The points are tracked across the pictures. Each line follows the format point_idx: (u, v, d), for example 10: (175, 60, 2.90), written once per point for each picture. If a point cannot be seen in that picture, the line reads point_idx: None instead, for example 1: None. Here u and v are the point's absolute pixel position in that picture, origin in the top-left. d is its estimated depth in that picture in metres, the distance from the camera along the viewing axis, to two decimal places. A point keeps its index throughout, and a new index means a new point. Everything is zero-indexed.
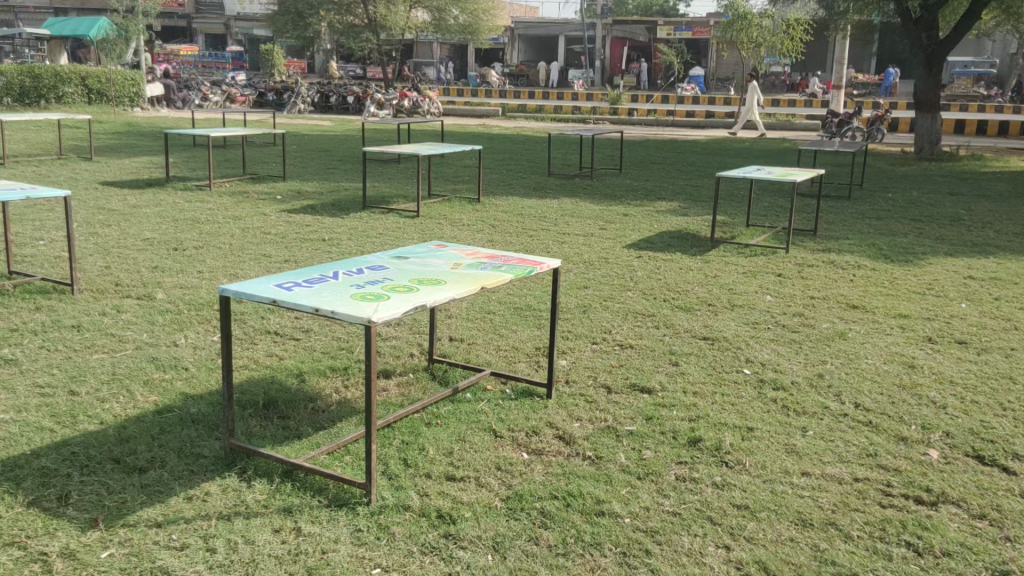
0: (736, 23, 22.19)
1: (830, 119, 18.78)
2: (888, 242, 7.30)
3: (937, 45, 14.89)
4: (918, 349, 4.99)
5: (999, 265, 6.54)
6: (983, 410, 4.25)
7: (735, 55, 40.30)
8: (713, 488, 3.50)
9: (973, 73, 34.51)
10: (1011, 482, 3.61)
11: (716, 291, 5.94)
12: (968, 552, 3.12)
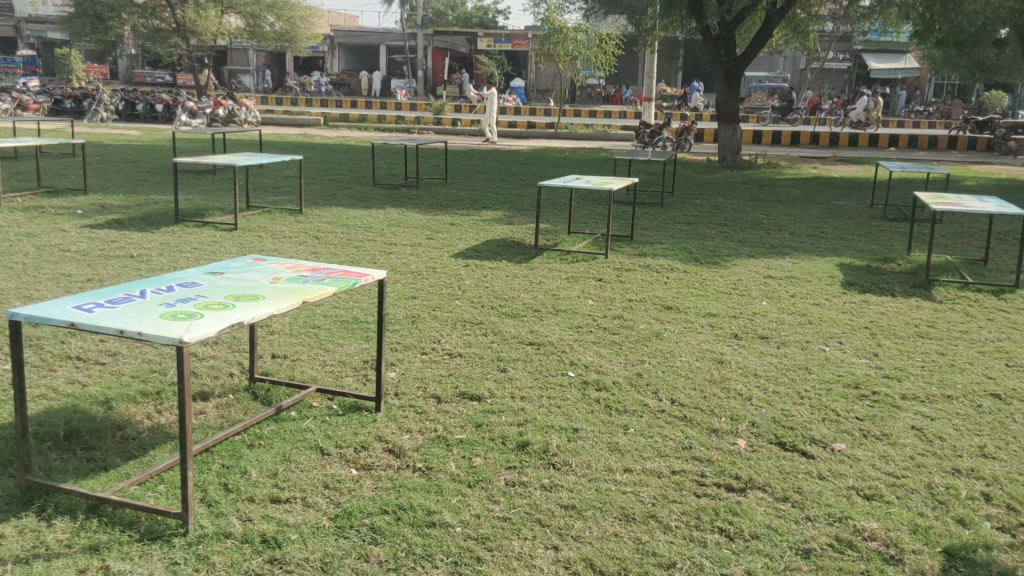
0: (552, 36, 22.83)
1: (642, 130, 19.77)
2: (697, 245, 7.76)
3: (734, 61, 16.01)
4: (726, 344, 5.33)
5: (794, 264, 7.11)
6: (784, 399, 4.60)
7: (553, 67, 41.53)
8: (541, 490, 3.57)
9: (768, 87, 37.45)
10: (810, 466, 3.93)
11: (541, 296, 6.10)
12: (774, 533, 3.37)
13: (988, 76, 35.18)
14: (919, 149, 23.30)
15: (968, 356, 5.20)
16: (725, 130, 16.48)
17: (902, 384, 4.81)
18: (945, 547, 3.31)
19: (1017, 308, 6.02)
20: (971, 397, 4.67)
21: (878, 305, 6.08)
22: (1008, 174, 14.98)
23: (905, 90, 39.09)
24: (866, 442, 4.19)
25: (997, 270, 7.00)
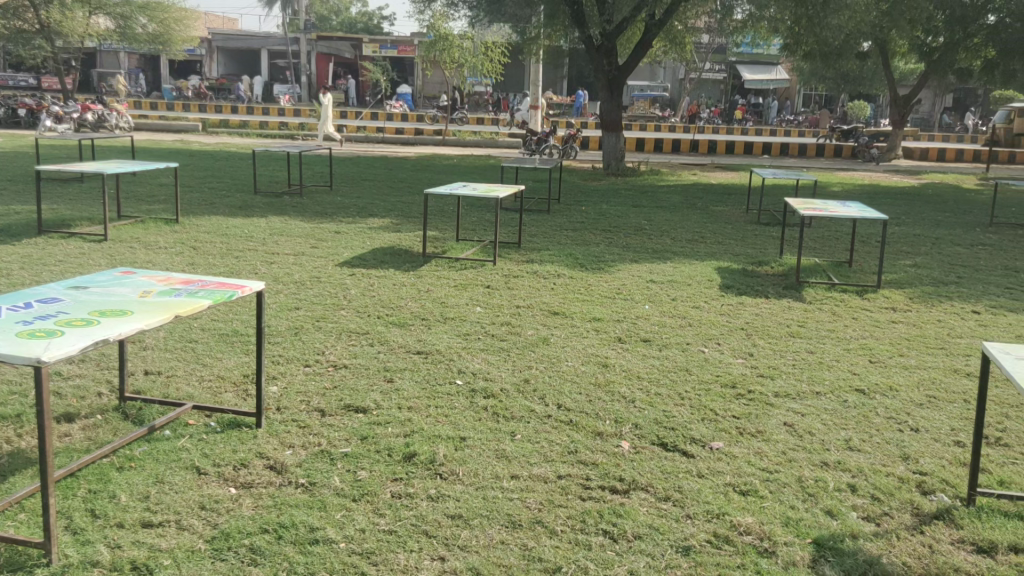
0: (438, 44, 22.80)
1: (529, 137, 19.99)
2: (583, 251, 7.90)
3: (616, 70, 16.40)
4: (611, 348, 5.44)
5: (675, 269, 7.34)
6: (666, 401, 4.72)
7: (440, 74, 41.55)
8: (428, 501, 3.55)
9: (650, 96, 38.56)
10: (690, 465, 4.05)
11: (429, 304, 6.07)
12: (655, 532, 3.46)
13: (853, 87, 37.35)
14: (790, 156, 24.53)
15: (835, 353, 5.48)
16: (609, 138, 16.87)
17: (775, 382, 5.03)
18: (815, 538, 3.48)
19: (878, 307, 6.39)
20: (838, 392, 4.92)
21: (754, 307, 6.34)
22: (870, 180, 15.93)
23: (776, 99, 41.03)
24: (743, 439, 4.35)
25: (861, 271, 7.41)
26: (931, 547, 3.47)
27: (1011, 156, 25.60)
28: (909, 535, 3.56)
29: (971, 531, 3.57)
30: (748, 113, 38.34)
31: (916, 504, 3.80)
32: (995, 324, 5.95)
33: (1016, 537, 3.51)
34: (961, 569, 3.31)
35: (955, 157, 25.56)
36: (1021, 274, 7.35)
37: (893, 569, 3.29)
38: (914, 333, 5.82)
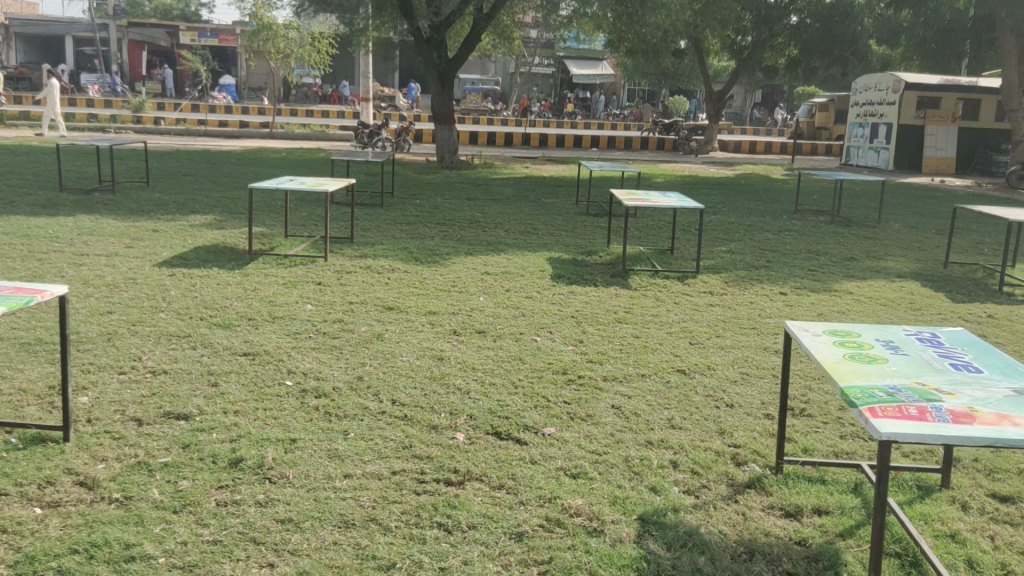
0: (261, 33, 21.98)
1: (360, 130, 19.71)
2: (417, 245, 7.87)
3: (446, 63, 16.44)
4: (446, 342, 5.45)
5: (508, 260, 7.45)
6: (500, 390, 4.79)
7: (265, 65, 40.21)
8: (255, 507, 3.43)
9: (482, 90, 38.94)
10: (523, 452, 4.13)
11: (256, 304, 5.87)
12: (490, 521, 3.50)
13: (672, 83, 39.32)
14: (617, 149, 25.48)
15: (659, 336, 5.75)
16: (442, 131, 16.91)
17: (603, 366, 5.23)
18: (641, 515, 3.64)
19: (697, 291, 6.76)
20: (661, 373, 5.18)
21: (583, 295, 6.53)
22: (690, 171, 16.84)
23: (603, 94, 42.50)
24: (573, 424, 4.48)
25: (682, 258, 7.81)
26: (744, 514, 3.72)
27: (813, 148, 27.83)
28: (725, 505, 3.80)
29: (780, 497, 3.85)
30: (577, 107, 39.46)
31: (731, 474, 4.06)
32: (800, 303, 6.43)
33: (818, 500, 3.82)
34: (771, 533, 3.57)
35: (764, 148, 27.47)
36: (821, 257, 7.99)
37: (711, 538, 3.50)
38: (729, 315, 6.20)
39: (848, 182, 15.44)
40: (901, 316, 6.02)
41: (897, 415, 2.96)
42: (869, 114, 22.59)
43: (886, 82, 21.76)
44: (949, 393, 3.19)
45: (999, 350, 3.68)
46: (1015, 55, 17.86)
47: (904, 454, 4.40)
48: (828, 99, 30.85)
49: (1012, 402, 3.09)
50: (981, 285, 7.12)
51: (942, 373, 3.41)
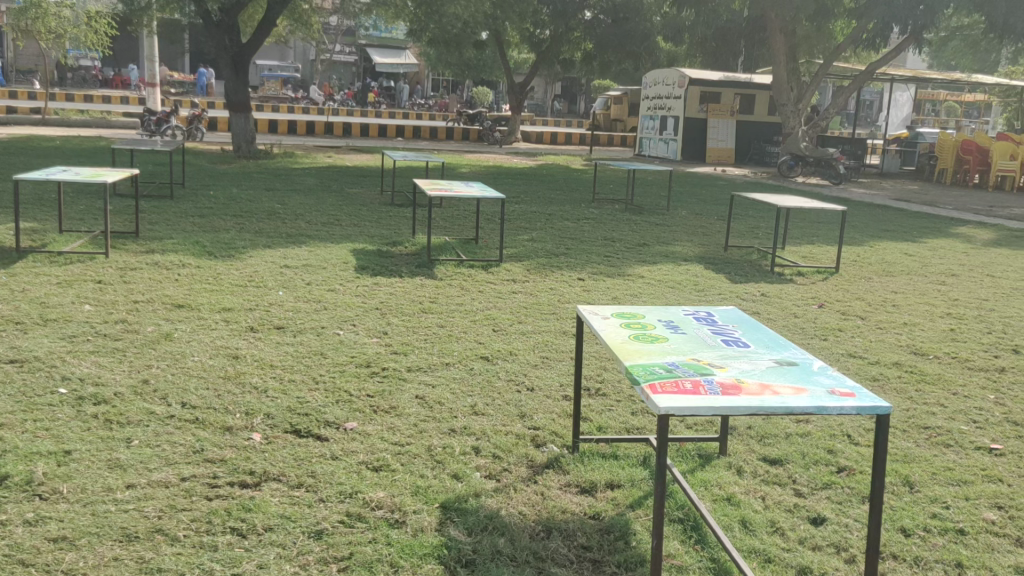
0: (28, 11, 19.96)
1: (146, 117, 18.50)
2: (211, 238, 7.50)
3: (238, 47, 15.71)
4: (242, 339, 5.24)
5: (310, 253, 7.25)
6: (299, 387, 4.66)
7: (35, 46, 36.83)
8: (24, 528, 3.14)
9: (280, 76, 37.70)
10: (323, 448, 4.05)
11: (25, 306, 5.37)
12: (287, 522, 3.40)
13: (476, 74, 39.83)
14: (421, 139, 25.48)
15: (463, 325, 5.81)
16: (238, 119, 16.19)
17: (407, 357, 5.21)
18: (442, 502, 3.67)
19: (500, 280, 6.88)
20: (465, 361, 5.23)
21: (387, 287, 6.48)
22: (493, 162, 17.16)
23: (407, 83, 42.36)
24: (376, 416, 4.44)
25: (486, 247, 7.93)
26: (543, 494, 3.84)
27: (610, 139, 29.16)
28: (524, 486, 3.90)
29: (576, 475, 4.01)
30: (381, 96, 39.12)
31: (531, 456, 4.17)
32: (596, 288, 6.71)
33: (611, 474, 4.01)
34: (567, 510, 3.70)
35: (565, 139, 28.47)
36: (617, 243, 8.39)
37: (511, 520, 3.59)
38: (530, 302, 6.36)
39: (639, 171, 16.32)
40: (687, 298, 6.42)
41: (675, 390, 3.16)
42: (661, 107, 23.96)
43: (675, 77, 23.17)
44: (721, 366, 3.45)
45: (765, 327, 4.01)
46: (782, 55, 19.53)
47: (688, 426, 4.71)
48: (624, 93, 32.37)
49: (773, 373, 3.38)
50: (755, 266, 7.74)
51: (716, 349, 3.68)
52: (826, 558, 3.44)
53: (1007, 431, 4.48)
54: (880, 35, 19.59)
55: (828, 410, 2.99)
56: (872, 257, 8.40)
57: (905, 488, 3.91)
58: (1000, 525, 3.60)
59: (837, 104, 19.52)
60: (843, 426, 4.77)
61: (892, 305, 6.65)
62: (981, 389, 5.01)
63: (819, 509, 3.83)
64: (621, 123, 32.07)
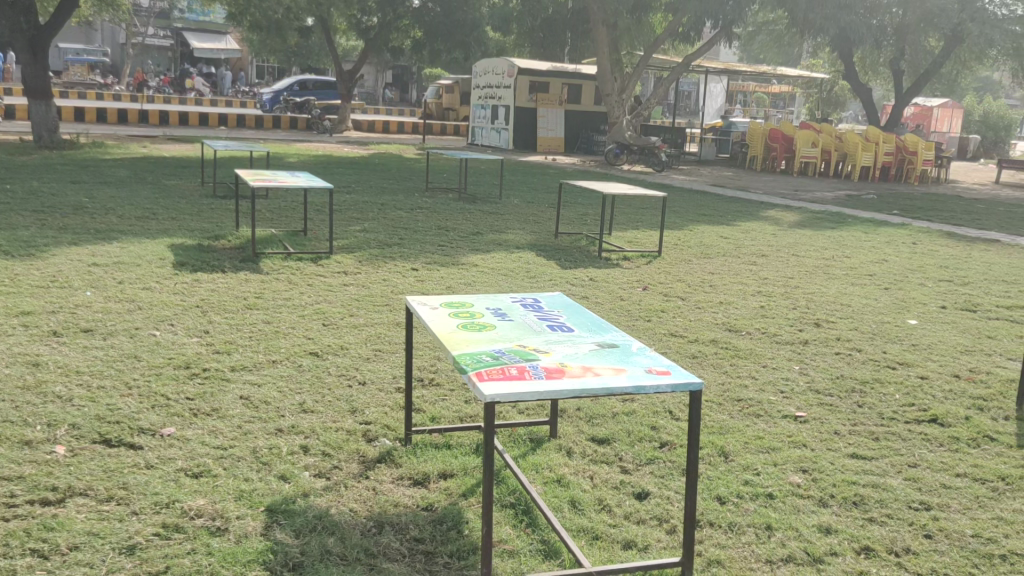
0: None
1: None
2: (7, 236, 6.87)
3: (36, 29, 14.51)
4: (43, 345, 4.83)
5: (122, 249, 6.80)
6: (109, 393, 4.35)
7: None
8: None
9: (87, 62, 35.18)
10: (137, 458, 3.80)
11: None
12: (96, 538, 3.17)
13: (302, 60, 38.76)
14: (246, 127, 24.53)
15: (291, 321, 5.62)
16: (38, 107, 14.94)
17: (231, 356, 4.98)
18: (268, 506, 3.53)
19: (330, 273, 6.71)
20: (292, 358, 5.06)
21: (209, 282, 6.18)
22: (322, 151, 16.76)
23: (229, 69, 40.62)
24: (196, 420, 4.22)
25: (314, 239, 7.73)
26: (374, 489, 3.77)
27: (444, 129, 29.19)
28: (355, 483, 3.82)
29: (408, 467, 3.97)
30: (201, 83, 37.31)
31: (362, 452, 4.09)
32: (429, 278, 6.67)
33: (443, 465, 4.00)
34: (399, 504, 3.66)
35: (398, 129, 28.23)
36: (449, 232, 8.38)
37: (341, 518, 3.50)
38: (362, 294, 6.24)
39: (471, 161, 16.43)
40: (518, 285, 6.51)
41: (501, 376, 3.19)
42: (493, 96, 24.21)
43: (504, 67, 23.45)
44: (546, 351, 3.51)
45: (588, 311, 4.12)
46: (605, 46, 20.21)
47: (520, 411, 4.78)
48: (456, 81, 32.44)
49: (595, 356, 3.48)
50: (584, 252, 7.95)
51: (541, 334, 3.74)
52: (650, 531, 3.57)
53: (810, 398, 4.83)
54: (695, 28, 20.65)
55: (645, 389, 3.11)
56: (691, 240, 8.85)
57: (721, 458, 4.14)
58: (804, 486, 3.87)
59: (658, 94, 20.40)
60: (666, 403, 4.99)
61: (709, 285, 7.01)
62: (788, 361, 5.37)
63: (643, 484, 3.98)
64: (454, 113, 32.15)
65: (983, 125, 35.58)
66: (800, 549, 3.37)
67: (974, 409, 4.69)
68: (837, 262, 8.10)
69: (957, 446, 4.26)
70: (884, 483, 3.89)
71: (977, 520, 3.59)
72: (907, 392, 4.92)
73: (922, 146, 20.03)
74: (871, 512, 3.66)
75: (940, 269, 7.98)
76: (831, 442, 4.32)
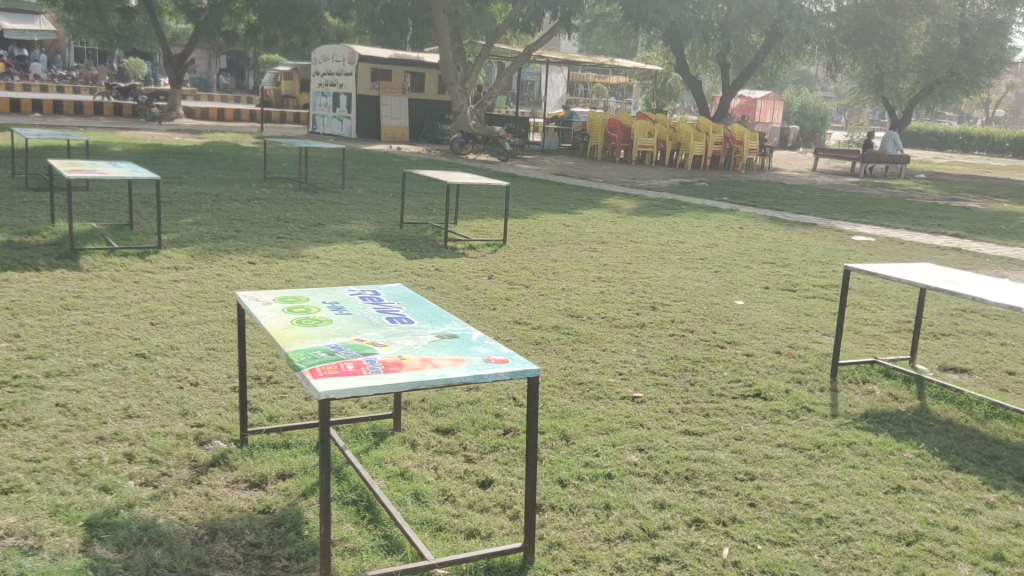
0: None
1: None
2: None
3: None
4: None
5: None
6: None
7: None
8: None
9: None
10: None
11: None
12: None
13: (127, 43, 36.58)
14: (64, 114, 22.88)
15: (114, 321, 5.27)
16: None
17: (45, 362, 4.62)
18: (86, 520, 3.29)
19: (159, 268, 6.35)
20: (116, 360, 4.75)
21: (20, 282, 5.71)
22: (150, 139, 15.87)
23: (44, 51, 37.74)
24: (4, 433, 3.88)
25: (142, 232, 7.31)
26: (207, 494, 3.60)
27: (283, 116, 28.33)
28: (185, 489, 3.63)
29: (244, 470, 3.81)
30: (12, 66, 34.46)
31: (193, 456, 3.89)
32: (267, 272, 6.43)
33: (282, 465, 3.86)
34: (234, 508, 3.50)
35: (234, 116, 27.13)
36: (289, 224, 8.13)
37: (169, 527, 3.31)
38: (195, 290, 5.95)
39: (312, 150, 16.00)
40: (360, 276, 6.37)
41: (336, 372, 3.10)
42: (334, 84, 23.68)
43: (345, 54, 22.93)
44: (384, 345, 3.45)
45: (428, 302, 4.08)
46: (447, 34, 20.16)
47: (363, 406, 4.70)
48: (294, 68, 31.51)
49: (434, 347, 3.45)
50: (429, 242, 7.91)
51: (379, 327, 3.67)
52: (492, 518, 3.59)
53: (647, 378, 5.01)
54: (534, 18, 20.95)
55: (483, 377, 3.11)
56: (535, 229, 8.99)
57: (562, 442, 4.22)
58: (640, 465, 4.01)
59: (501, 84, 20.60)
60: (509, 390, 5.04)
61: (552, 272, 7.14)
62: (626, 344, 5.55)
63: (487, 472, 4.00)
64: (294, 100, 31.28)
65: (802, 116, 38.21)
66: (636, 526, 3.49)
67: (793, 383, 5.01)
68: (671, 247, 8.45)
69: (778, 418, 4.54)
70: (713, 457, 4.09)
71: (796, 486, 3.82)
72: (734, 369, 5.19)
73: (747, 136, 21.21)
74: (701, 485, 3.83)
75: (764, 252, 8.46)
76: (666, 420, 4.49)
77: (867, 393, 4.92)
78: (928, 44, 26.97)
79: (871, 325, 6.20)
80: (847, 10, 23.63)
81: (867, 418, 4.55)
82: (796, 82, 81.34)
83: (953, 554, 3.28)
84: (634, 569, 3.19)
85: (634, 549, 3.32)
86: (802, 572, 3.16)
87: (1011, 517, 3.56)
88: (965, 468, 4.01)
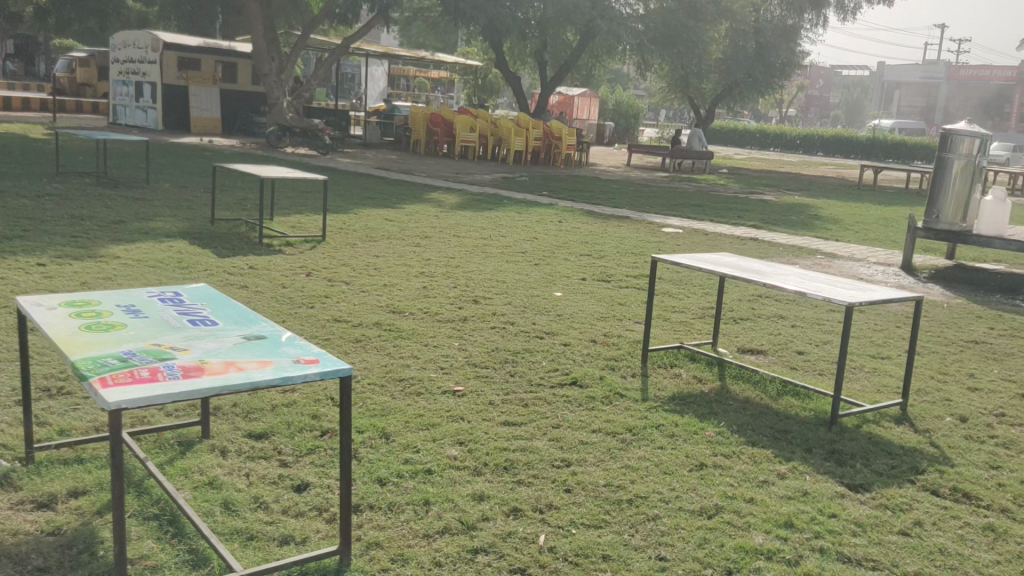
0: None
1: None
2: None
3: None
4: None
5: None
6: None
7: None
8: None
9: None
10: None
11: None
12: None
13: None
14: None
15: None
16: None
17: None
18: None
19: None
20: None
21: None
22: None
23: None
24: None
25: None
26: None
27: (79, 106, 26.46)
28: None
29: (30, 490, 3.49)
30: None
31: None
32: (60, 274, 5.93)
33: (75, 482, 3.57)
34: (19, 532, 3.20)
35: (23, 106, 25.04)
36: (85, 221, 7.54)
37: None
38: None
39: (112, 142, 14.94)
40: (165, 276, 6.00)
41: (128, 381, 2.88)
42: (133, 72, 22.28)
43: (144, 41, 21.59)
44: (184, 349, 3.25)
45: (233, 302, 3.90)
46: (259, 23, 19.41)
47: (167, 414, 4.43)
48: (90, 55, 29.48)
49: (239, 349, 3.29)
50: (243, 238, 7.59)
51: (180, 331, 3.46)
52: (307, 523, 3.47)
53: (468, 371, 5.04)
54: (351, 9, 20.54)
55: (292, 379, 3.00)
56: (356, 224, 8.82)
57: (382, 440, 4.15)
58: (460, 458, 4.01)
59: (319, 76, 20.09)
60: (327, 390, 4.91)
61: (374, 269, 7.03)
62: (447, 338, 5.55)
63: (303, 475, 3.87)
64: (92, 89, 29.27)
65: (616, 113, 39.85)
66: (454, 519, 3.49)
67: (607, 369, 5.20)
68: (493, 241, 8.54)
69: (593, 404, 4.68)
70: (531, 446, 4.16)
71: (609, 469, 3.96)
72: (552, 359, 5.32)
73: (566, 132, 21.85)
74: (519, 475, 3.89)
75: (582, 244, 8.74)
76: (486, 412, 4.53)
77: (674, 376, 5.18)
78: (727, 46, 28.55)
79: (678, 312, 6.53)
80: (653, 14, 24.73)
81: (674, 401, 4.79)
82: (611, 80, 84.63)
83: (748, 524, 3.51)
84: (452, 562, 3.18)
85: (453, 542, 3.32)
86: (614, 552, 3.27)
87: (799, 486, 3.85)
88: (760, 443, 4.30)
